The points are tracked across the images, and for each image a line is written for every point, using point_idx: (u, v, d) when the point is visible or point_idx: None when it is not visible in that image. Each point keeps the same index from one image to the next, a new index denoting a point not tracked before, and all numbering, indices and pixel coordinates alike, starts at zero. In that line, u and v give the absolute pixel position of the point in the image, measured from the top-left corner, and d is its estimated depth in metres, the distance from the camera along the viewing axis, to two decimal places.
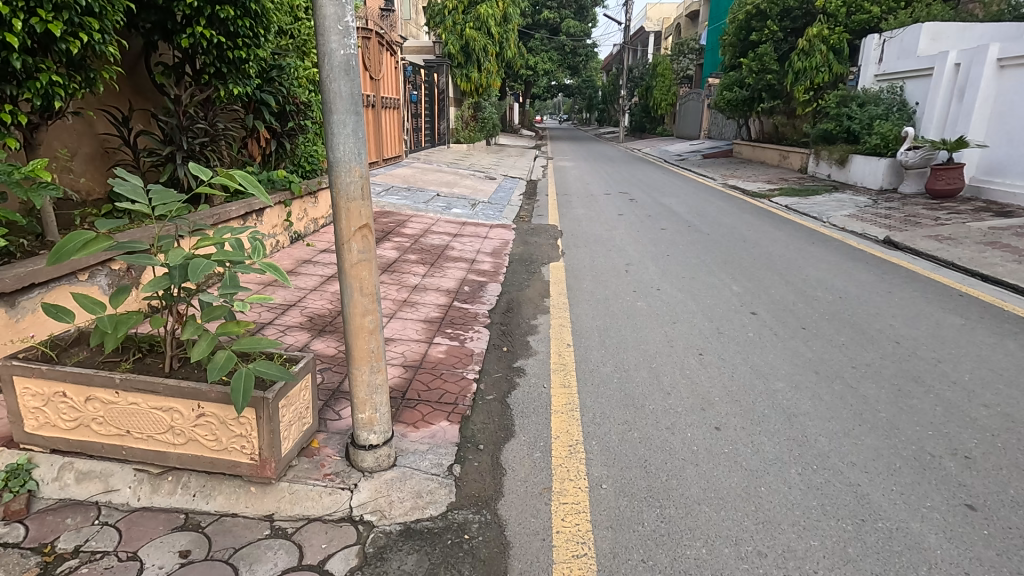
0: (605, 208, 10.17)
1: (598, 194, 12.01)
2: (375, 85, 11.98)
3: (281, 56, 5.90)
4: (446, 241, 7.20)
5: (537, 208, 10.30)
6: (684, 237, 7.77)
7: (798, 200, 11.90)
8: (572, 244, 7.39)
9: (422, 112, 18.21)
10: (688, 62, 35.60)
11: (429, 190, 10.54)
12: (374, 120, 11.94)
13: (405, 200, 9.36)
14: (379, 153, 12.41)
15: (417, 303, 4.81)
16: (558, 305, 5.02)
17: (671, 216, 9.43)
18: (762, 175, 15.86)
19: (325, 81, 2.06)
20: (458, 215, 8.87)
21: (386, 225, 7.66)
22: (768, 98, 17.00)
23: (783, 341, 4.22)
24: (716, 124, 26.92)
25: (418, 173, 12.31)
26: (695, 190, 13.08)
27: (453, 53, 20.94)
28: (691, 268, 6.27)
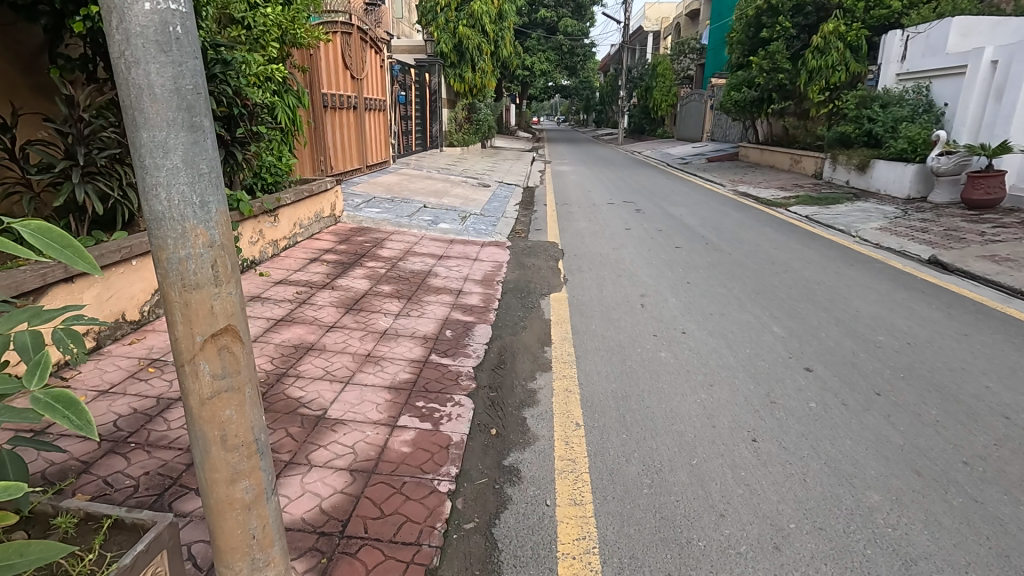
0: (610, 221, 9.19)
1: (600, 203, 11.02)
2: (358, 86, 10.99)
3: (224, 48, 5.03)
4: (429, 265, 6.20)
5: (534, 221, 9.32)
6: (703, 258, 6.79)
7: (819, 210, 10.94)
8: (575, 268, 6.39)
9: (412, 114, 17.22)
10: (688, 62, 34.71)
11: (415, 201, 9.55)
12: (356, 123, 10.95)
13: (387, 213, 8.36)
14: (364, 160, 11.43)
15: (382, 359, 3.80)
16: (562, 357, 4.02)
17: (683, 230, 8.46)
18: (774, 181, 14.91)
19: (117, 59, 1.05)
20: (445, 231, 7.87)
21: (361, 246, 6.66)
22: (779, 99, 16.08)
23: (857, 416, 3.23)
24: (720, 125, 25.98)
25: (405, 181, 11.31)
26: (706, 198, 12.11)
27: (445, 52, 19.94)
28: (717, 300, 5.28)
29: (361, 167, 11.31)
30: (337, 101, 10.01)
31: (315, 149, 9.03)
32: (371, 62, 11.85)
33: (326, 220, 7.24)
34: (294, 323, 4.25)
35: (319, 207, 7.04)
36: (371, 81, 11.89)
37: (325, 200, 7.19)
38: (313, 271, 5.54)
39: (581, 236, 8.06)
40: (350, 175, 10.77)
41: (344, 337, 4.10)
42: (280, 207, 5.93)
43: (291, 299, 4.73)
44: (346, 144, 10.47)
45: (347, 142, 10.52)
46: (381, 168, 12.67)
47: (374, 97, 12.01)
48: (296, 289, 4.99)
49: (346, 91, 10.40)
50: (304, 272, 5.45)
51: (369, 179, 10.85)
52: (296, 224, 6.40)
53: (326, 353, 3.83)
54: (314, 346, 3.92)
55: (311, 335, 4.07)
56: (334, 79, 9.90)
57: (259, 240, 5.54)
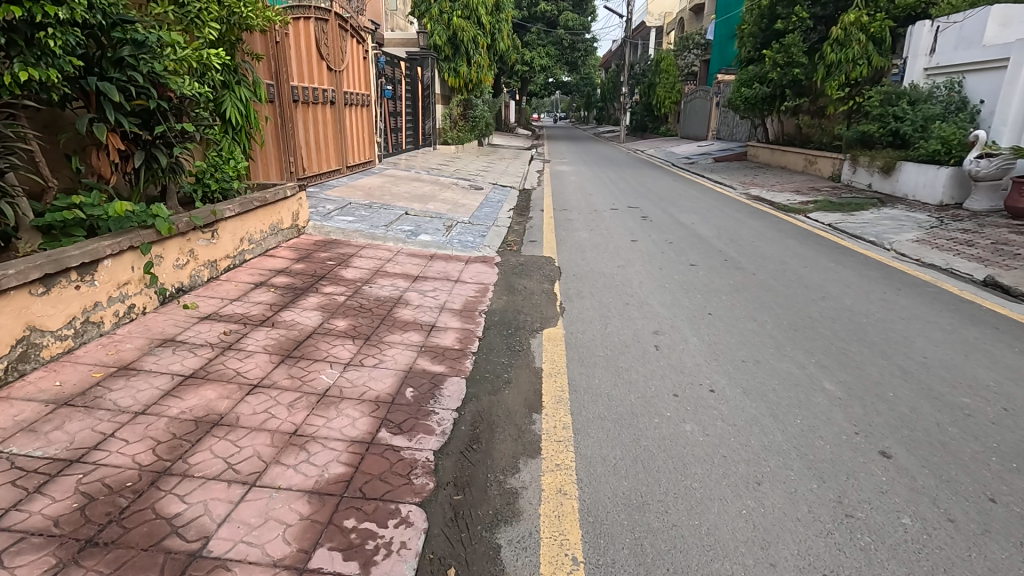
0: (613, 231, 8.20)
1: (602, 209, 10.04)
2: (336, 79, 9.99)
3: (135, 25, 3.95)
4: (399, 290, 5.21)
5: (529, 230, 8.33)
6: (723, 280, 5.80)
7: (843, 217, 9.95)
8: (573, 292, 5.42)
9: (402, 110, 16.20)
10: (692, 58, 33.69)
11: (396, 207, 8.55)
12: (335, 121, 9.98)
13: (361, 222, 7.37)
14: (343, 160, 10.44)
15: (311, 441, 2.82)
16: (555, 432, 3.05)
17: (696, 243, 7.48)
18: (789, 184, 13.90)
19: None
20: (425, 243, 6.88)
21: (322, 265, 5.67)
22: (793, 96, 15.05)
23: (973, 542, 2.27)
24: (726, 124, 24.94)
25: (387, 184, 10.30)
26: (717, 203, 11.11)
27: (439, 45, 18.88)
28: (748, 339, 4.29)
29: (340, 168, 10.33)
30: (310, 95, 9.01)
31: (281, 149, 8.06)
32: (352, 53, 10.84)
33: (285, 233, 6.26)
34: (207, 380, 3.27)
35: (276, 217, 6.04)
36: (353, 73, 10.89)
37: (283, 209, 6.20)
38: (256, 300, 4.56)
39: (581, 250, 7.06)
40: (327, 178, 9.79)
41: (269, 403, 3.12)
42: (219, 220, 4.94)
43: (215, 342, 3.74)
44: (321, 143, 9.48)
45: (322, 142, 9.54)
46: (364, 170, 11.69)
47: (355, 91, 11.01)
48: (225, 326, 4.00)
49: (321, 84, 9.41)
50: (243, 303, 4.47)
51: (348, 182, 9.86)
52: (244, 239, 5.41)
53: (238, 429, 2.86)
54: (225, 416, 2.95)
55: (225, 399, 3.10)
56: (307, 71, 8.92)
57: (190, 262, 4.56)
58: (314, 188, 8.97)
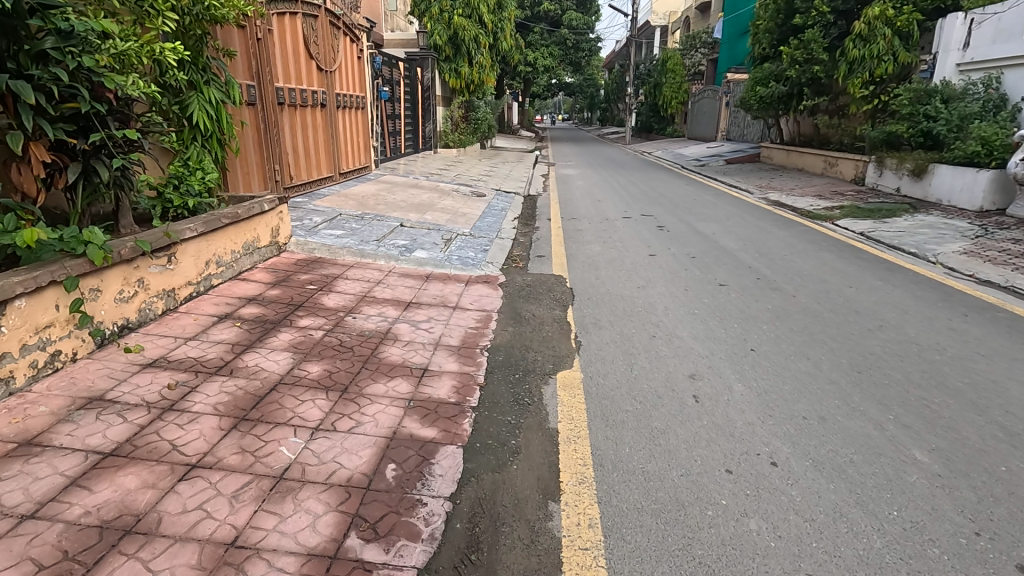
0: (628, 243, 7.47)
1: (614, 218, 9.30)
2: (328, 79, 9.30)
3: (61, 12, 3.28)
4: (388, 321, 4.49)
5: (535, 243, 7.60)
6: (760, 306, 5.05)
7: (875, 225, 9.21)
8: (589, 321, 4.69)
9: (401, 112, 15.52)
10: (700, 57, 32.93)
11: (391, 219, 7.85)
12: (327, 124, 9.30)
13: (350, 237, 6.66)
14: (336, 166, 9.75)
15: (254, 558, 2.10)
16: (579, 535, 2.33)
17: (721, 257, 6.74)
18: (809, 188, 13.13)
19: None
20: (421, 260, 6.17)
21: (301, 290, 4.96)
22: (812, 95, 14.30)
23: None
24: (736, 124, 24.15)
25: (382, 192, 9.60)
26: (736, 209, 10.36)
27: (439, 45, 18.16)
28: (804, 386, 3.55)
29: (333, 175, 9.65)
30: (297, 97, 8.31)
31: (265, 155, 7.38)
32: (346, 52, 10.15)
33: (262, 251, 5.54)
34: (131, 461, 2.55)
35: (250, 235, 5.32)
36: (347, 74, 10.21)
37: (259, 225, 5.48)
38: (215, 338, 3.85)
39: (595, 267, 6.33)
40: (318, 186, 9.10)
41: (207, 493, 2.40)
42: (177, 241, 4.23)
43: (153, 400, 3.03)
44: (311, 148, 8.78)
45: (313, 146, 8.84)
46: (360, 177, 10.98)
47: (350, 93, 10.33)
48: (171, 377, 3.29)
49: (311, 85, 8.73)
50: (199, 343, 3.75)
51: (340, 191, 9.16)
52: (211, 262, 4.71)
53: (157, 540, 2.13)
54: (143, 519, 2.23)
55: (148, 490, 2.38)
56: (294, 71, 8.23)
57: (137, 294, 3.85)
58: (303, 198, 8.26)
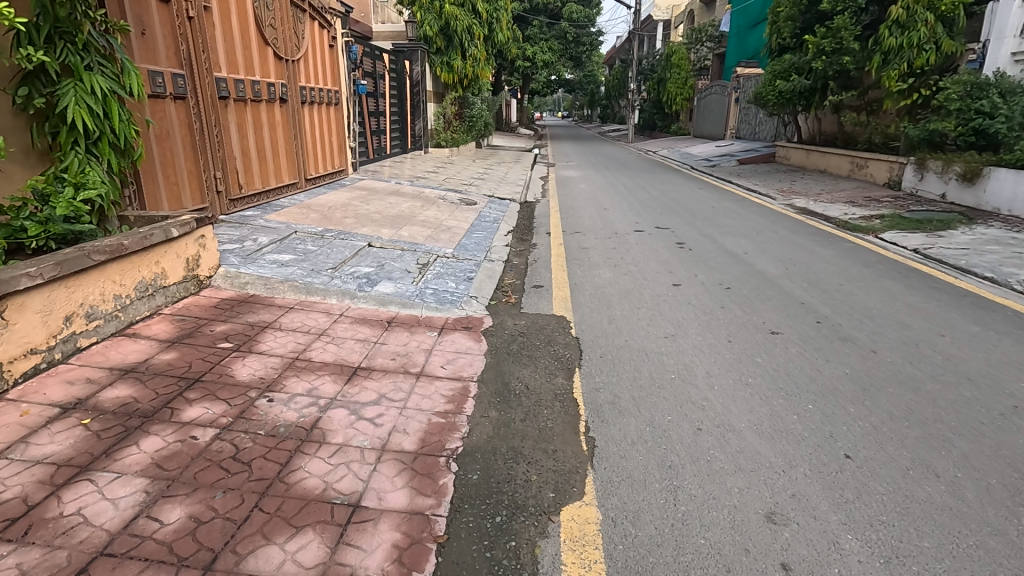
0: (643, 267, 6.15)
1: (623, 233, 7.96)
2: (288, 70, 7.94)
3: None
4: (319, 405, 3.15)
5: (532, 267, 6.26)
6: (836, 370, 3.72)
7: (930, 240, 7.88)
8: (604, 399, 3.35)
9: (385, 109, 14.15)
10: (705, 51, 31.56)
11: (358, 237, 6.53)
12: (287, 124, 7.96)
13: (301, 264, 5.33)
14: (301, 173, 8.40)
15: None
16: None
17: (763, 289, 5.42)
18: (838, 193, 11.79)
19: None
20: (384, 296, 4.83)
21: (207, 350, 3.62)
22: (839, 89, 12.95)
23: None
24: (747, 121, 22.81)
25: (355, 202, 8.25)
26: (764, 221, 9.00)
27: (430, 37, 16.69)
28: (960, 548, 2.21)
29: (296, 182, 8.29)
30: (248, 90, 6.96)
31: (200, 161, 6.05)
32: (313, 39, 8.78)
33: (170, 291, 4.21)
34: None
35: (147, 271, 3.97)
36: (314, 65, 8.86)
37: (163, 256, 4.13)
38: (35, 454, 2.50)
39: (606, 304, 4.99)
40: (276, 195, 7.75)
41: None
42: (3, 296, 2.89)
43: None
44: (267, 150, 7.45)
45: (269, 149, 7.50)
46: (333, 183, 9.62)
47: (319, 88, 8.98)
48: None
49: (266, 77, 7.38)
50: (3, 466, 2.42)
51: (303, 201, 7.81)
52: (74, 315, 3.36)
53: None
54: None
55: None
56: (243, 58, 6.87)
57: None
58: (253, 211, 6.90)
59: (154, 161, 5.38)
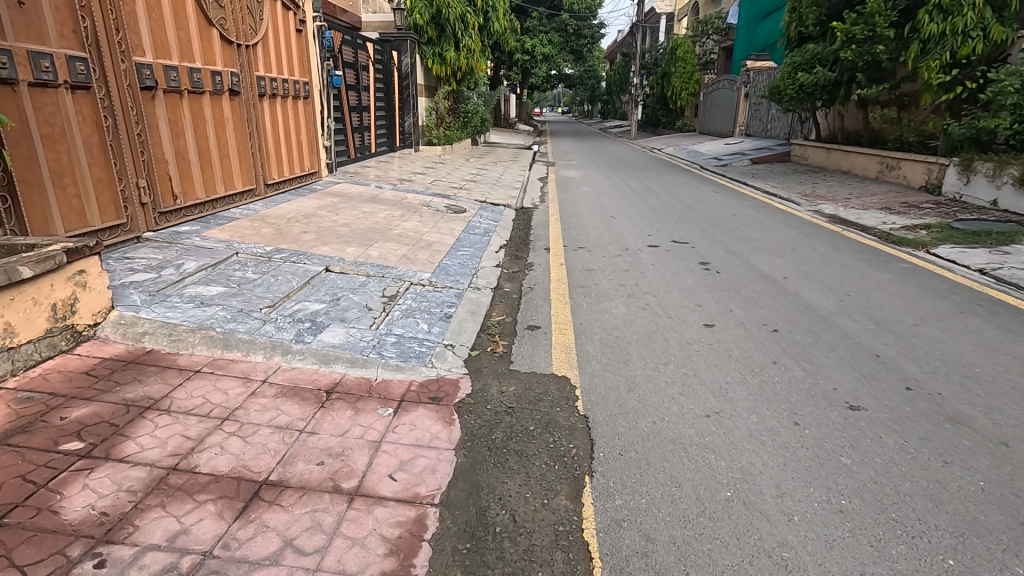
0: (665, 298, 4.98)
1: (635, 248, 6.77)
2: (239, 57, 6.75)
3: None
4: (178, 571, 1.97)
5: (526, 297, 5.09)
6: (966, 482, 2.55)
7: (995, 256, 6.71)
8: (630, 546, 2.19)
9: (369, 104, 12.94)
10: (712, 44, 30.30)
11: (315, 258, 5.36)
12: (239, 121, 6.77)
13: (228, 301, 4.16)
14: (258, 178, 7.19)
15: None
16: None
17: (821, 333, 4.24)
18: (869, 197, 10.61)
19: None
20: (329, 349, 3.67)
21: (39, 458, 2.44)
22: (868, 82, 11.77)
23: None
24: (757, 118, 21.61)
25: (321, 211, 7.07)
26: (795, 233, 7.83)
27: (420, 26, 15.49)
28: None
29: (252, 189, 7.10)
30: (184, 79, 5.78)
31: (114, 167, 4.89)
32: (274, 22, 7.56)
33: (17, 355, 3.03)
34: None
35: None
36: (276, 52, 7.65)
37: (4, 307, 2.95)
38: None
39: (622, 358, 3.81)
40: (225, 206, 6.55)
41: None
42: None
43: None
44: (211, 152, 6.25)
45: (214, 151, 6.30)
46: (302, 188, 8.42)
47: (281, 79, 7.76)
48: None
49: (208, 64, 6.17)
50: None
51: (257, 212, 6.63)
52: None
53: None
54: None
55: None
56: (175, 40, 5.67)
57: None
58: (190, 226, 5.72)
59: (41, 169, 4.22)
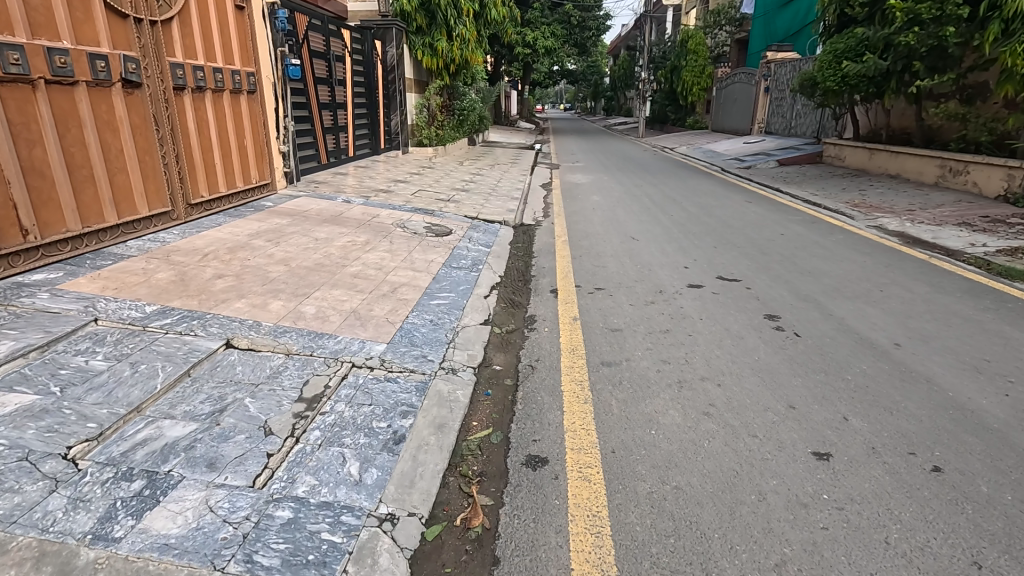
0: (735, 393, 3.28)
1: (671, 291, 5.05)
2: (139, 37, 5.04)
3: None
4: None
5: (523, 390, 3.38)
6: None
7: None
8: None
9: (345, 100, 11.20)
10: (724, 36, 28.42)
11: (216, 324, 3.67)
12: (142, 122, 5.07)
13: (18, 430, 2.46)
14: (173, 196, 5.50)
15: None
16: None
17: (1018, 477, 2.52)
18: (936, 209, 8.89)
19: None
20: (160, 549, 1.97)
21: None
22: (927, 72, 10.01)
23: None
24: (779, 114, 19.86)
25: (256, 242, 5.39)
26: (871, 261, 6.09)
27: (408, 13, 13.75)
28: None
29: (165, 211, 5.40)
30: (39, 63, 4.07)
31: None
32: None
33: None
34: None
35: None
36: (203, 32, 5.94)
37: None
38: None
39: (696, 555, 2.12)
40: (117, 237, 4.86)
41: None
42: None
43: None
44: (91, 166, 4.56)
45: (97, 164, 4.60)
46: (244, 206, 6.71)
47: (211, 67, 6.05)
48: None
49: (83, 44, 4.46)
50: None
51: (164, 245, 4.93)
52: None
53: None
54: None
55: None
56: (20, 8, 3.96)
57: None
58: (46, 273, 4.02)
59: None
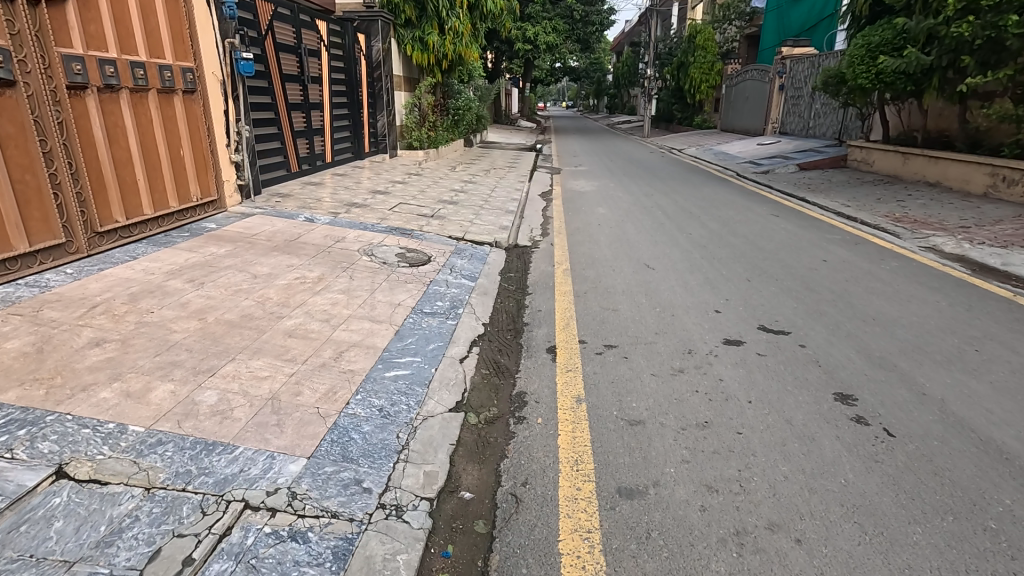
0: (827, 563, 2.12)
1: (703, 352, 3.88)
2: (12, 20, 3.88)
3: None
4: None
5: (500, 551, 2.22)
6: None
7: None
8: None
9: (322, 100, 10.04)
10: (734, 31, 27.19)
11: (54, 434, 2.52)
12: (17, 131, 3.92)
13: None
14: (69, 224, 4.34)
15: None
16: None
17: None
18: (993, 226, 7.71)
19: None
20: None
21: None
22: (977, 67, 8.82)
23: None
24: (796, 113, 18.63)
25: (172, 284, 4.23)
26: (945, 301, 4.92)
27: (396, 4, 12.57)
28: None
29: (56, 244, 4.25)
30: None
31: None
32: None
33: None
34: None
35: None
36: (115, 17, 4.77)
37: None
38: None
39: None
40: None
41: None
42: None
43: None
44: None
45: None
46: (177, 230, 5.54)
47: (128, 61, 4.88)
48: None
49: None
50: None
51: (40, 294, 3.78)
52: None
53: None
54: None
55: None
56: None
57: None
58: None
59: None
